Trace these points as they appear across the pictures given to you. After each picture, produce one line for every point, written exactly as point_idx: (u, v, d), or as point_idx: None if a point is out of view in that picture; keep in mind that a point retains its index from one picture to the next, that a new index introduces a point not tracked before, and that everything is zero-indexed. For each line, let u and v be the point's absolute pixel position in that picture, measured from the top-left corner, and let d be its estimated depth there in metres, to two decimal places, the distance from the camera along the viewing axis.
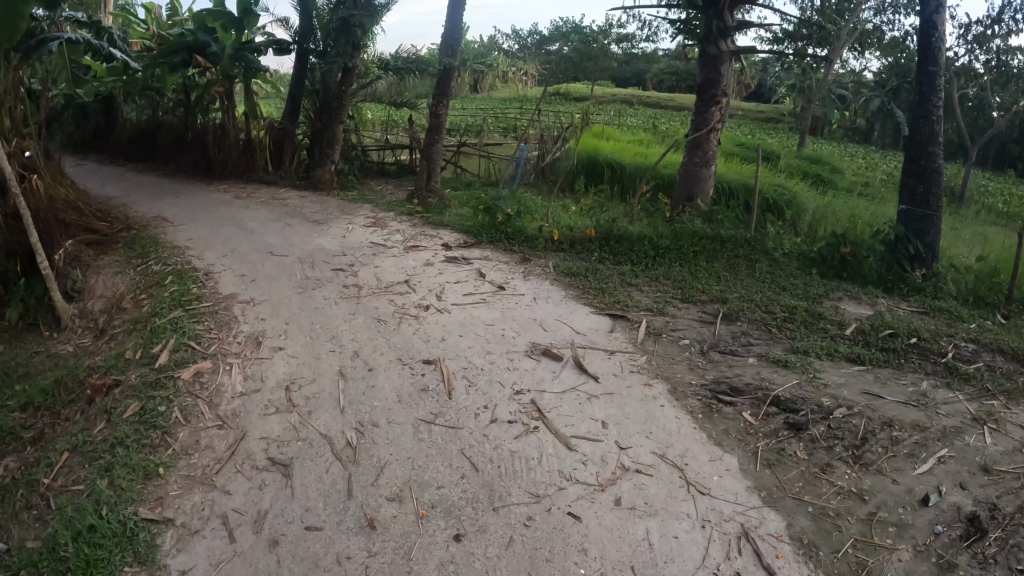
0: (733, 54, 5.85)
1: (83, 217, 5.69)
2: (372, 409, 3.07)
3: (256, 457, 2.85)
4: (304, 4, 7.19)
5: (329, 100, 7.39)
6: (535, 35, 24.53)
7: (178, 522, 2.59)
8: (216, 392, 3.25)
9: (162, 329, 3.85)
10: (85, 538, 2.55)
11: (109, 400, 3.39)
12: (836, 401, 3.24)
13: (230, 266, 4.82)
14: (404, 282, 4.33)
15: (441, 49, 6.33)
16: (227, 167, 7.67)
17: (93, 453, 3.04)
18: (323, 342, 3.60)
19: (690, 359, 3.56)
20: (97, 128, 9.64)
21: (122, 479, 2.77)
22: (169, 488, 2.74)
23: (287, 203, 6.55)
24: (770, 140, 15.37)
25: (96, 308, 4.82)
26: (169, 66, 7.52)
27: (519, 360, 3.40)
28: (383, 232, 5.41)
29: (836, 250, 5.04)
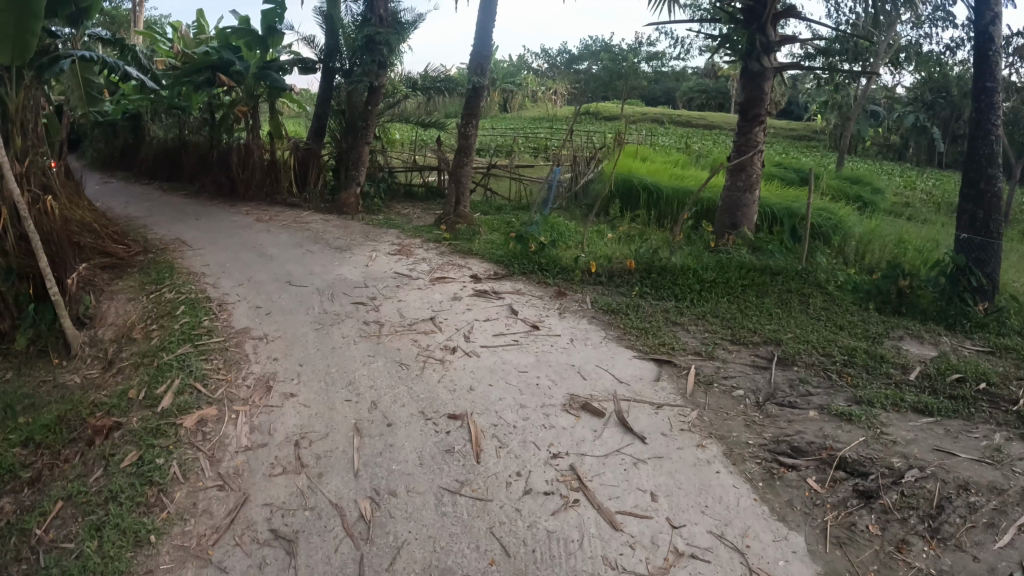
0: (777, 71, 5.50)
1: (99, 240, 5.48)
2: (388, 473, 2.76)
3: (257, 528, 2.56)
4: (329, 22, 7.00)
5: (354, 120, 7.18)
6: (565, 54, 24.36)
7: None
8: (219, 445, 2.97)
9: (168, 368, 3.59)
10: None
11: (107, 445, 3.12)
12: (906, 462, 2.86)
13: (246, 296, 4.56)
14: (429, 319, 4.04)
15: (470, 67, 6.06)
16: (250, 190, 7.46)
17: (86, 506, 2.77)
18: (339, 389, 3.31)
19: (745, 414, 3.19)
20: (124, 147, 9.58)
21: (112, 546, 2.53)
22: (161, 560, 2.48)
23: (309, 228, 6.31)
24: (806, 159, 14.92)
25: (106, 338, 4.58)
26: (192, 84, 7.40)
27: (556, 417, 3.06)
28: (408, 261, 5.13)
29: (893, 282, 4.64)
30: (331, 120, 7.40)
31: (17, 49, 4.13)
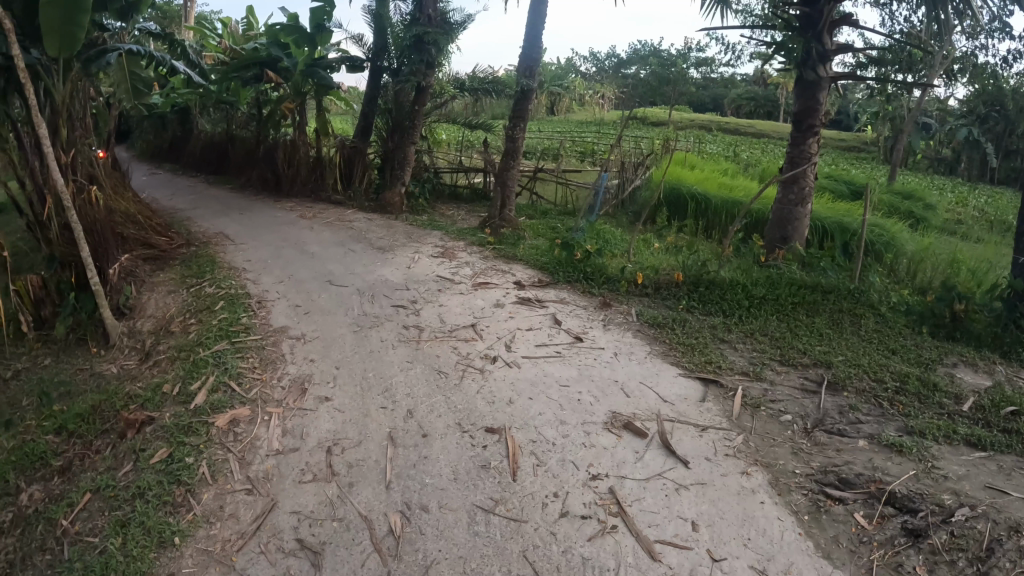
0: (833, 80, 5.33)
1: (143, 231, 5.56)
2: (421, 487, 2.71)
3: (283, 537, 2.52)
4: (378, 20, 7.00)
5: (400, 119, 7.12)
6: (613, 58, 24.18)
7: None
8: (250, 447, 2.96)
9: (204, 363, 3.60)
10: None
11: (139, 439, 3.12)
12: (957, 500, 2.69)
13: (285, 294, 4.56)
14: (470, 325, 4.00)
15: (518, 69, 5.99)
16: (296, 186, 7.51)
17: (113, 501, 2.77)
18: (375, 396, 3.28)
19: (793, 442, 3.07)
20: (174, 139, 9.74)
21: (134, 545, 2.52)
22: (184, 562, 2.46)
23: (353, 226, 6.32)
24: (858, 172, 14.53)
25: (144, 329, 4.62)
26: (241, 80, 7.51)
27: (596, 436, 2.99)
28: (451, 264, 5.09)
29: (948, 305, 4.39)
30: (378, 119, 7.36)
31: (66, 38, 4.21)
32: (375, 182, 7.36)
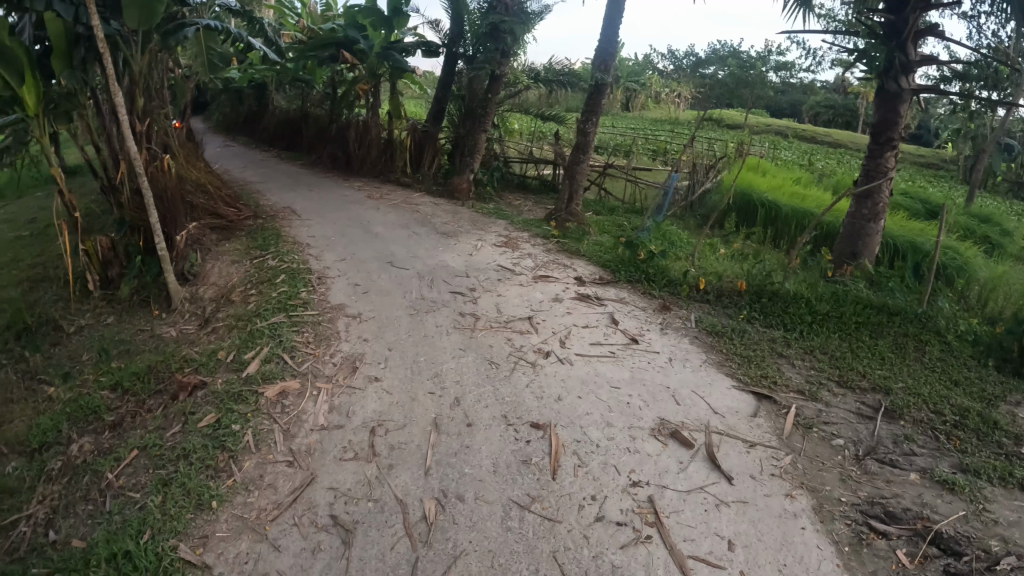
0: (916, 93, 5.10)
1: (212, 201, 5.73)
2: (460, 476, 2.73)
3: (318, 512, 2.57)
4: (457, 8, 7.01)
5: (473, 105, 7.09)
6: (692, 57, 23.78)
7: (214, 571, 2.35)
8: (296, 420, 3.04)
9: (260, 334, 3.71)
10: (117, 564, 2.38)
11: (189, 403, 3.23)
12: (1006, 547, 2.56)
13: (345, 272, 4.64)
14: (527, 318, 4.00)
15: (594, 62, 5.90)
16: (365, 166, 7.62)
17: (158, 461, 2.87)
18: (424, 380, 3.33)
19: (842, 468, 2.98)
20: (250, 113, 10.03)
21: (174, 505, 2.60)
22: (218, 526, 2.52)
23: (419, 209, 6.38)
24: (939, 192, 13.96)
25: (205, 297, 4.75)
26: (317, 59, 7.63)
27: (642, 442, 2.97)
28: (513, 255, 5.09)
29: (1017, 340, 3.98)
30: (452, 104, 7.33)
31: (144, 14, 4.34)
32: (444, 167, 7.42)
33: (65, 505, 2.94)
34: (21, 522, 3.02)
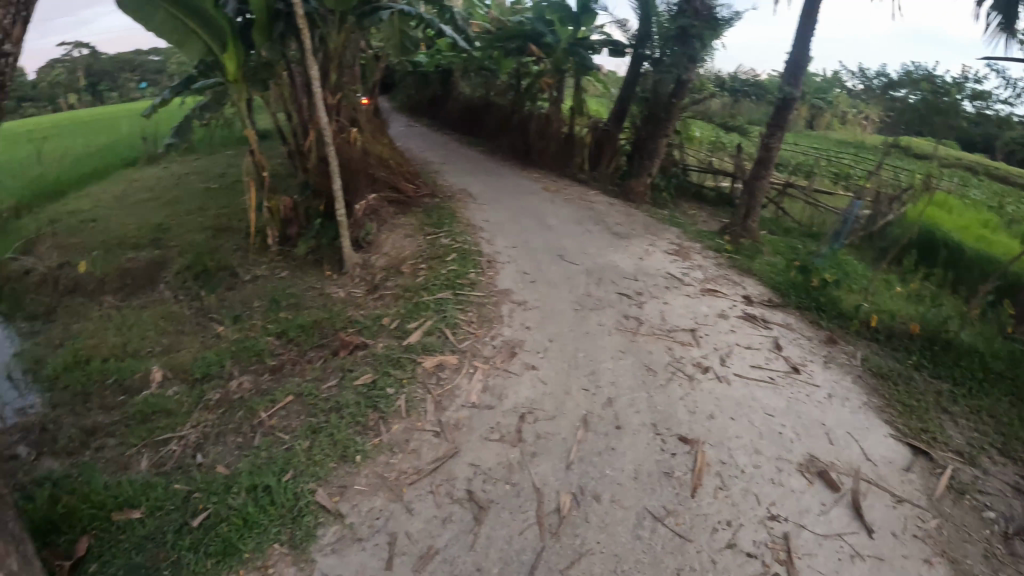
0: None
1: (393, 176, 5.97)
2: (600, 476, 2.85)
3: (456, 485, 2.78)
4: (644, 7, 6.69)
5: (657, 109, 6.90)
6: None
7: (346, 521, 2.62)
8: (448, 394, 3.25)
9: (426, 307, 3.99)
10: (255, 494, 2.75)
11: (348, 360, 3.56)
12: None
13: (515, 260, 4.77)
14: (690, 329, 3.98)
15: (783, 76, 5.64)
16: (543, 158, 7.74)
17: (311, 409, 3.20)
18: (581, 374, 3.46)
19: (988, 543, 2.72)
20: (434, 96, 10.57)
21: (318, 453, 2.91)
22: (357, 480, 2.80)
23: (593, 207, 6.28)
24: None
25: (376, 265, 4.98)
26: (504, 50, 7.76)
27: (787, 476, 2.92)
28: (686, 265, 4.97)
29: None
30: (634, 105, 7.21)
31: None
32: (622, 168, 7.27)
33: (215, 434, 3.30)
34: (174, 440, 3.42)
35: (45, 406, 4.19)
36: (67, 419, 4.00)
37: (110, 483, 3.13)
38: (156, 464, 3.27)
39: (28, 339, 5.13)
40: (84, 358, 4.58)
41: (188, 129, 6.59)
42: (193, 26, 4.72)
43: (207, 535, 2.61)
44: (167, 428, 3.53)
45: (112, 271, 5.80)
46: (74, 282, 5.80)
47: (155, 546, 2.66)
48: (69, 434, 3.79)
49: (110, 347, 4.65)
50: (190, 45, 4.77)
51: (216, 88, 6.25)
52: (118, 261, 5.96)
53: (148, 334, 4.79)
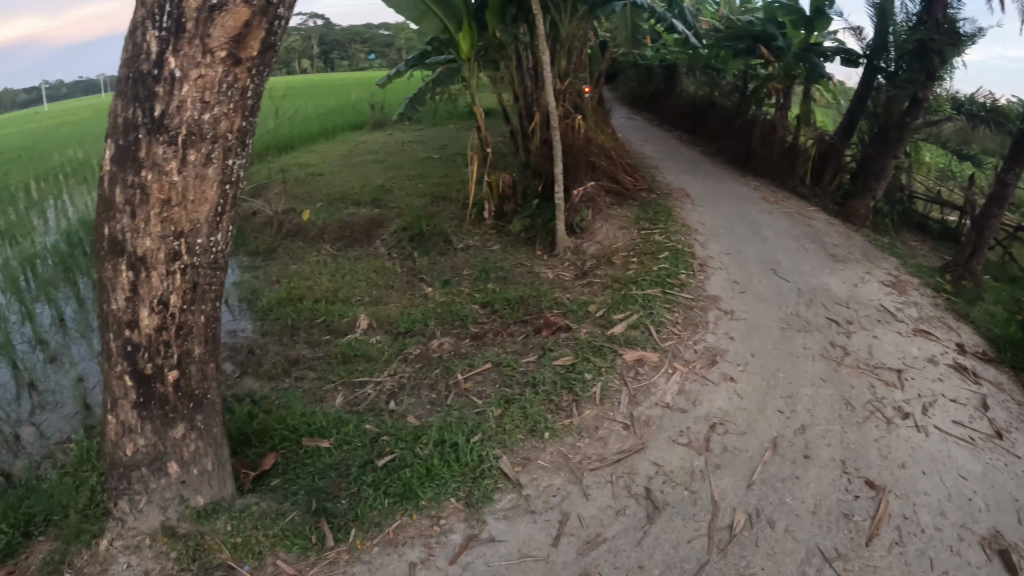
0: None
1: (613, 167, 6.08)
2: (779, 503, 2.90)
3: (636, 480, 3.03)
4: (881, 16, 6.10)
5: (887, 127, 6.33)
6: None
7: (522, 491, 2.97)
8: (643, 390, 3.53)
9: (633, 300, 4.24)
10: (445, 449, 3.14)
11: (551, 339, 3.96)
12: None
13: (728, 267, 4.77)
14: (895, 370, 3.78)
15: None
16: (764, 167, 7.25)
17: (506, 378, 3.63)
18: (776, 395, 3.53)
19: None
20: (658, 92, 10.78)
21: (509, 423, 3.28)
22: (544, 456, 3.14)
23: (812, 223, 5.81)
24: None
25: (588, 252, 5.17)
26: (732, 52, 7.47)
27: (967, 546, 2.77)
28: (902, 299, 4.60)
29: None
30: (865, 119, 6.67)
31: None
32: (845, 185, 6.70)
33: (410, 386, 3.74)
34: (369, 385, 3.84)
35: (254, 332, 4.72)
36: (273, 346, 4.48)
37: (308, 410, 3.59)
38: (349, 403, 3.71)
39: (248, 272, 5.79)
40: (298, 296, 5.09)
41: (421, 100, 7.19)
42: (433, 7, 5.20)
43: (392, 475, 3.02)
44: (365, 371, 3.96)
45: (332, 222, 6.41)
46: (296, 227, 6.51)
47: (338, 476, 3.09)
48: (273, 360, 4.25)
49: (323, 290, 5.13)
50: (427, 22, 5.27)
51: (449, 64, 6.71)
52: (339, 214, 6.53)
53: (359, 284, 5.21)
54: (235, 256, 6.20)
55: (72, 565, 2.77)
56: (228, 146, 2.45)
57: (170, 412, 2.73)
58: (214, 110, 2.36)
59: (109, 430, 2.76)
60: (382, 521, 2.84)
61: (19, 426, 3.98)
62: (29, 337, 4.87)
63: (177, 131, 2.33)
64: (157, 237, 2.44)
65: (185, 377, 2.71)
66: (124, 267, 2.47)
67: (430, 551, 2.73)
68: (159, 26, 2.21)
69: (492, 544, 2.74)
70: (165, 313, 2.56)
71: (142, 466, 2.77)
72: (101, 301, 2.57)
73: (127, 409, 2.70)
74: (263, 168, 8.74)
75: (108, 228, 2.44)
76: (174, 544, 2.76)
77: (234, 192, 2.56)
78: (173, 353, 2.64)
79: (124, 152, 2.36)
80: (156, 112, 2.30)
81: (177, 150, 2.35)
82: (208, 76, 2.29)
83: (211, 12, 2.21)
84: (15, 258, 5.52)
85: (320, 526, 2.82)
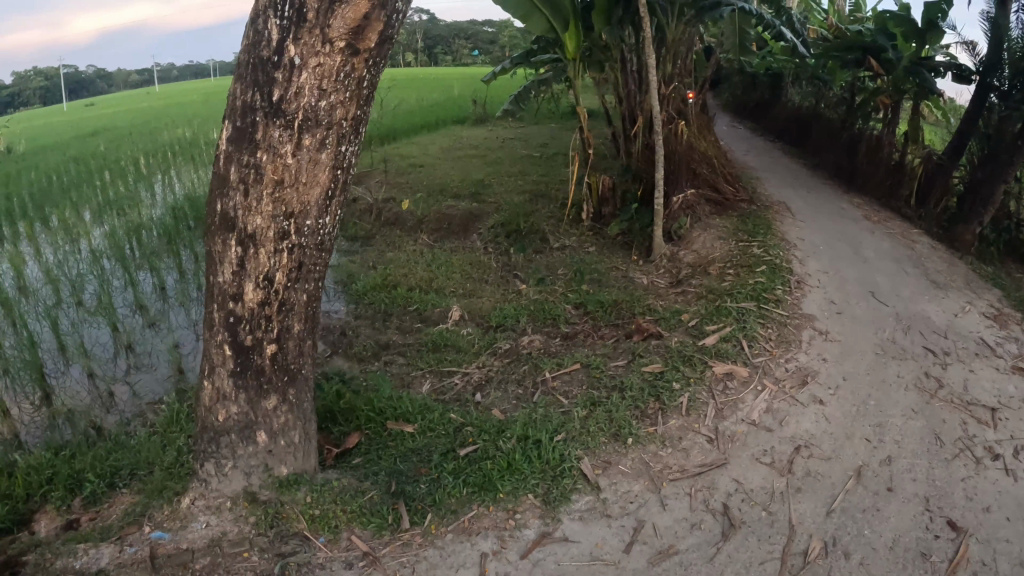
0: None
1: (715, 175, 6.00)
2: (857, 534, 2.80)
3: (715, 495, 2.99)
4: (996, 29, 5.74)
5: (998, 149, 5.84)
6: None
7: (600, 495, 2.97)
8: (730, 405, 3.48)
9: (727, 313, 4.19)
10: (527, 445, 3.18)
11: (641, 346, 3.98)
12: None
13: (826, 286, 4.62)
14: (988, 407, 3.58)
15: None
16: (867, 184, 6.91)
17: (594, 381, 3.68)
18: (866, 423, 3.41)
19: None
20: (763, 101, 10.52)
21: (594, 425, 3.30)
22: (625, 462, 3.14)
23: (914, 247, 5.53)
24: None
25: (684, 260, 5.19)
26: (839, 62, 7.02)
27: None
28: (1005, 333, 4.32)
29: None
30: (972, 141, 6.18)
31: None
32: (950, 210, 6.20)
33: (496, 379, 3.83)
34: (457, 374, 3.95)
35: (347, 315, 4.89)
36: (365, 330, 4.63)
37: (396, 394, 3.69)
38: (436, 390, 3.81)
39: (346, 255, 6.02)
40: (392, 284, 5.24)
41: (526, 97, 7.23)
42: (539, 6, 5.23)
43: (472, 466, 3.08)
44: (454, 362, 4.06)
45: (430, 214, 6.58)
46: (395, 216, 6.73)
47: (419, 461, 3.17)
48: (364, 343, 4.39)
49: (416, 279, 5.26)
50: (533, 20, 5.33)
51: (554, 63, 6.76)
52: (438, 207, 6.68)
53: (453, 276, 5.32)
54: (333, 240, 6.45)
55: (152, 518, 2.92)
56: (342, 133, 2.54)
57: (265, 383, 2.85)
58: (330, 98, 2.45)
59: (204, 394, 2.91)
60: (458, 509, 2.90)
61: (114, 383, 4.28)
62: (131, 301, 5.20)
63: (294, 117, 2.43)
64: (268, 216, 2.56)
65: (282, 351, 2.82)
66: (234, 243, 2.60)
67: (502, 543, 2.76)
68: (281, 15, 2.33)
69: (565, 543, 2.76)
70: (269, 289, 2.67)
71: (232, 431, 2.91)
72: (211, 275, 2.72)
73: (223, 376, 2.83)
74: (365, 156, 9.06)
75: (221, 206, 2.58)
76: (254, 509, 2.90)
77: (344, 177, 2.66)
78: (273, 328, 2.75)
79: (241, 133, 2.48)
80: (274, 96, 2.41)
81: (293, 135, 2.46)
82: (327, 65, 2.39)
83: (332, 3, 2.30)
84: (125, 225, 5.88)
85: (397, 508, 2.89)
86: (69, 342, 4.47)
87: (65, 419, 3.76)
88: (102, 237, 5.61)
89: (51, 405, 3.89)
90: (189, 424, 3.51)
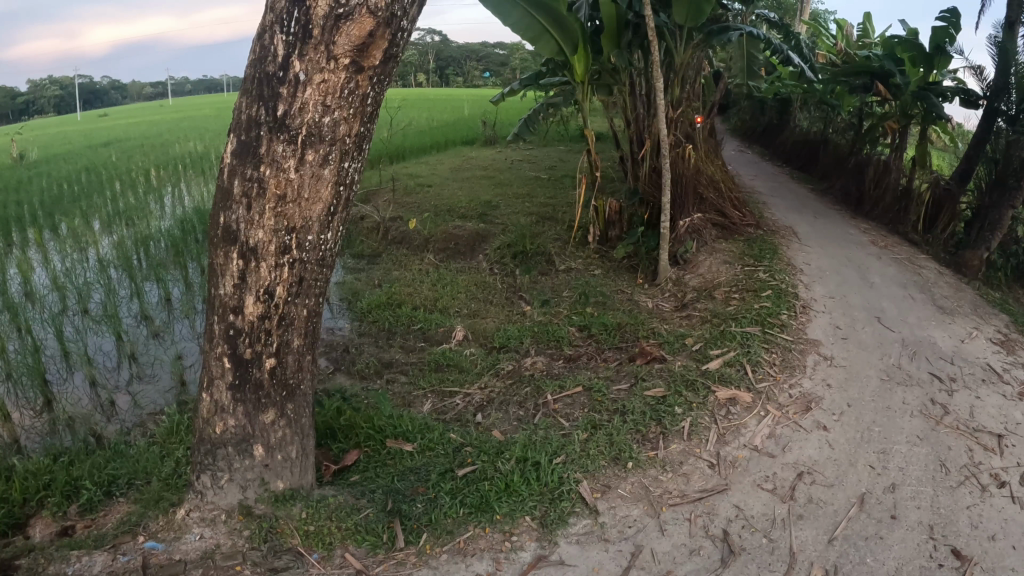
0: None
1: (722, 201, 6.00)
2: (858, 562, 2.74)
3: (715, 521, 2.94)
4: (1004, 54, 5.77)
5: (1007, 175, 5.76)
6: None
7: (596, 518, 2.93)
8: (733, 429, 3.44)
9: (732, 337, 4.16)
10: (525, 468, 3.15)
11: (646, 369, 3.94)
12: None
13: (832, 311, 4.59)
14: (996, 435, 3.52)
15: None
16: (877, 209, 6.88)
17: (596, 404, 3.64)
18: (871, 450, 3.35)
19: None
20: (772, 125, 10.52)
21: (594, 448, 3.27)
22: (625, 486, 3.10)
23: (920, 273, 5.48)
24: None
25: (690, 284, 5.16)
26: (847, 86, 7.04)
27: None
28: (1012, 359, 4.26)
29: None
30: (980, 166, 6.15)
31: (693, 13, 5.16)
32: (958, 235, 6.13)
33: (498, 401, 3.79)
34: (459, 396, 3.91)
35: (351, 332, 4.87)
36: (368, 347, 4.61)
37: (397, 413, 3.65)
38: (437, 410, 3.78)
39: (353, 273, 6.01)
40: (397, 301, 5.23)
41: (534, 119, 7.25)
42: (549, 29, 5.22)
43: (470, 486, 3.05)
44: (455, 382, 4.03)
45: (436, 233, 6.58)
46: (401, 235, 6.73)
47: (417, 480, 3.14)
48: (366, 361, 4.37)
49: (420, 298, 5.25)
50: (542, 43, 5.28)
51: (563, 84, 6.77)
52: (445, 226, 6.68)
53: (458, 296, 5.30)
54: (339, 257, 6.46)
55: (146, 528, 2.88)
56: (345, 149, 2.54)
57: (263, 397, 2.82)
58: (334, 114, 2.44)
59: (201, 407, 2.87)
60: (454, 529, 2.85)
61: (116, 392, 4.21)
62: (136, 312, 5.15)
63: (297, 132, 2.42)
64: (270, 230, 2.54)
65: (281, 366, 2.79)
66: (235, 256, 2.58)
67: (497, 565, 2.71)
68: (287, 31, 2.32)
69: (561, 567, 2.70)
70: (269, 303, 2.64)
71: (229, 444, 2.87)
72: (212, 287, 2.70)
73: (222, 389, 2.80)
74: (373, 175, 9.09)
75: (224, 219, 2.56)
76: (249, 522, 2.87)
77: (347, 194, 2.65)
78: (273, 342, 2.73)
79: (245, 147, 2.47)
80: (278, 111, 2.40)
81: (295, 149, 2.44)
82: (331, 81, 2.38)
83: (338, 21, 2.30)
84: (133, 235, 5.88)
85: (392, 526, 2.85)
86: (73, 350, 4.46)
87: (65, 427, 3.74)
88: (111, 247, 5.61)
89: (52, 412, 3.85)
90: (188, 436, 3.48)
